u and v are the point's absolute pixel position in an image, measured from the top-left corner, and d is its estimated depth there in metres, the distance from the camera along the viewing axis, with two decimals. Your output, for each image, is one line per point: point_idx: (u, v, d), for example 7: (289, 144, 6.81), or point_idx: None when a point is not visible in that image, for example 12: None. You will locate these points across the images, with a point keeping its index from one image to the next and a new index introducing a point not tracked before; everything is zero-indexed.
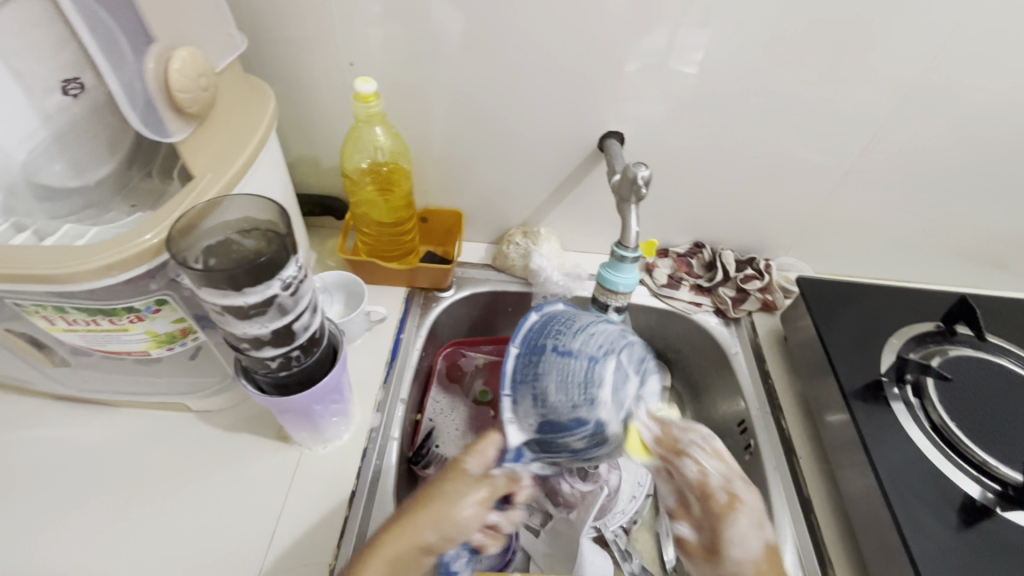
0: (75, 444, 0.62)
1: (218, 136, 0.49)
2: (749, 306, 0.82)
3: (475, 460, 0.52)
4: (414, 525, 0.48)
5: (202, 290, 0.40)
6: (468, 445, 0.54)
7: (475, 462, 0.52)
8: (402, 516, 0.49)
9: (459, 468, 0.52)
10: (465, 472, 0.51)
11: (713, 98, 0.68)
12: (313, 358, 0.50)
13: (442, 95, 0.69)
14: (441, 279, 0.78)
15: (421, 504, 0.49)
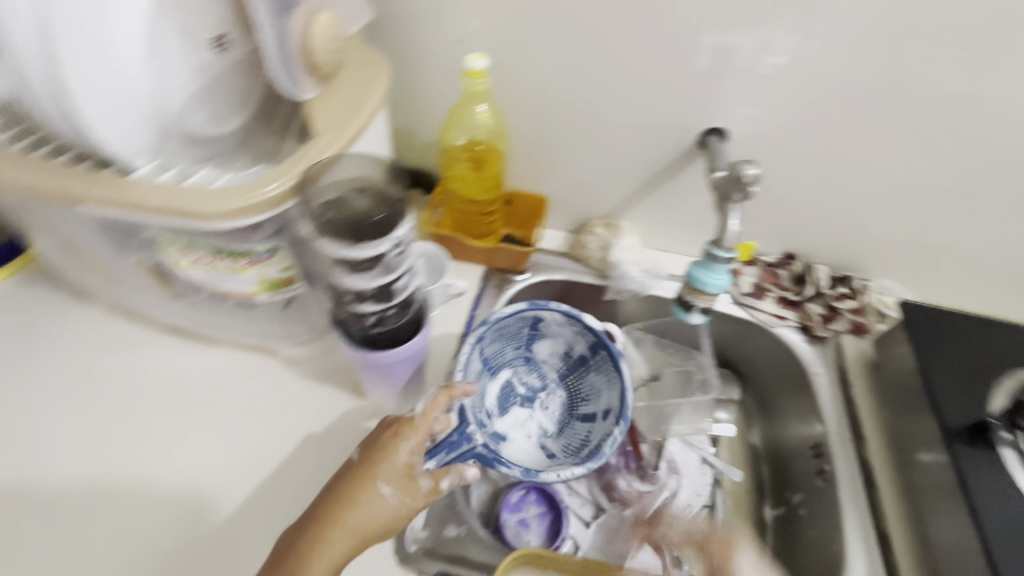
0: (180, 373, 0.68)
1: (337, 97, 0.51)
2: (839, 326, 0.77)
3: (389, 450, 0.52)
4: (345, 519, 0.49)
5: (325, 240, 0.43)
6: (395, 434, 0.53)
7: (395, 454, 0.52)
8: (322, 512, 0.50)
9: (371, 460, 0.52)
10: (383, 462, 0.51)
11: (830, 101, 0.64)
12: (405, 318, 0.54)
13: (544, 79, 0.69)
14: (519, 261, 0.79)
15: (343, 500, 0.50)
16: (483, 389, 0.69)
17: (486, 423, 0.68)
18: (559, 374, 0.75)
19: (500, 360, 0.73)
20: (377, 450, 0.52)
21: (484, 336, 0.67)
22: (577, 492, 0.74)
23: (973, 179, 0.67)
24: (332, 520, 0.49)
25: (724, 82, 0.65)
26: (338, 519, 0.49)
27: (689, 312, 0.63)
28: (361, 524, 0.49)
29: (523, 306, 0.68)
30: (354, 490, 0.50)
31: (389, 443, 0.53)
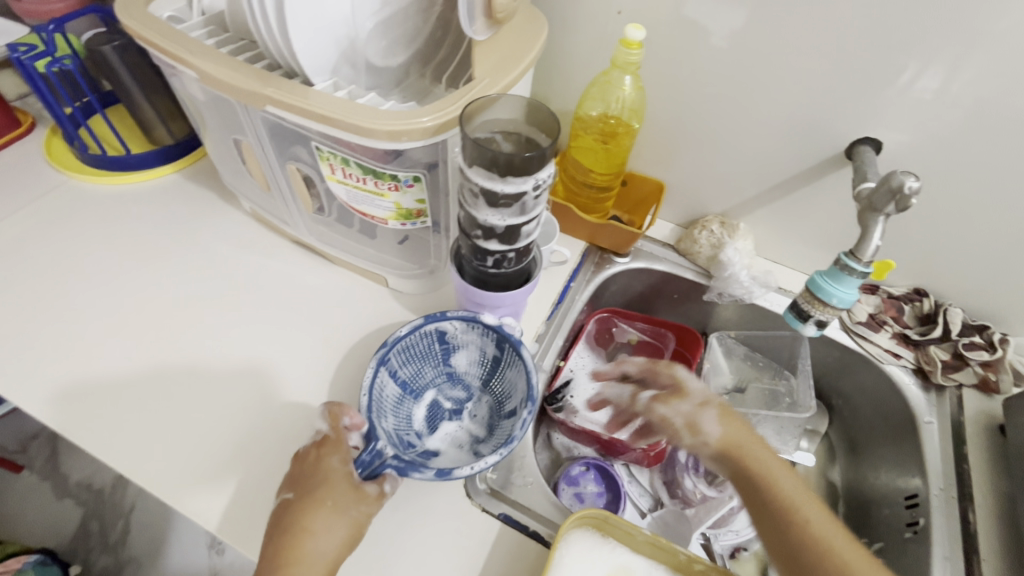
0: (300, 283, 0.75)
1: (501, 47, 0.53)
2: (962, 377, 0.70)
3: (321, 469, 0.51)
4: (306, 556, 0.47)
5: (474, 169, 0.46)
6: (319, 454, 0.51)
7: (327, 465, 0.51)
8: (277, 556, 0.47)
9: (305, 486, 0.50)
10: (319, 477, 0.50)
11: (1017, 130, 0.58)
12: (518, 266, 0.56)
13: (692, 64, 0.67)
14: (624, 244, 0.78)
15: (291, 537, 0.47)
16: (404, 413, 0.62)
17: (410, 446, 0.59)
18: (483, 382, 0.66)
19: (422, 381, 0.65)
20: (308, 473, 0.51)
21: (390, 361, 0.60)
22: (637, 482, 0.74)
23: None
24: (292, 558, 0.46)
25: (894, 92, 0.60)
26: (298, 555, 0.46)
27: (804, 322, 0.60)
28: (321, 551, 0.47)
29: (419, 321, 0.61)
30: (300, 520, 0.48)
31: (319, 460, 0.51)
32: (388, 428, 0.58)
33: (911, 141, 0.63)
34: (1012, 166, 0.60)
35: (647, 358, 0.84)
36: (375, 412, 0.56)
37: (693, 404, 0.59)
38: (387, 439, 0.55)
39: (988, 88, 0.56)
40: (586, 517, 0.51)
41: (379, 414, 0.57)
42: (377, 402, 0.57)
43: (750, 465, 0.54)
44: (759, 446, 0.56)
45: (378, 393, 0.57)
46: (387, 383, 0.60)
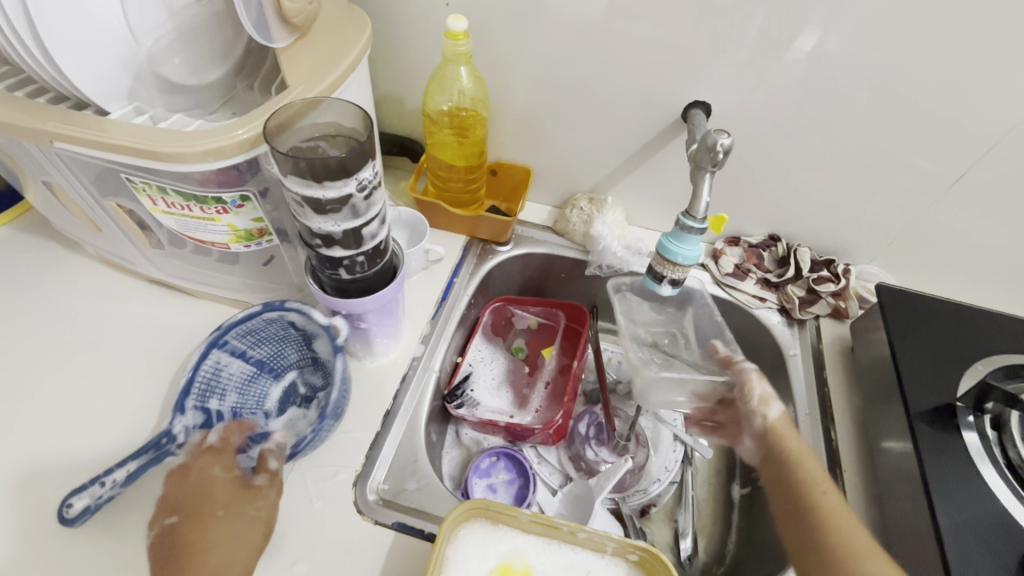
0: (160, 324, 0.69)
1: (315, 50, 0.52)
2: (817, 309, 0.77)
3: (199, 476, 0.50)
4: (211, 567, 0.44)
5: (289, 179, 0.43)
6: (191, 462, 0.50)
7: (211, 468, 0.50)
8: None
9: (188, 495, 0.48)
10: (203, 480, 0.49)
11: (813, 81, 0.64)
12: (375, 268, 0.52)
13: (528, 48, 0.69)
14: (501, 232, 0.79)
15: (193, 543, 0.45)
16: (255, 391, 0.60)
17: None
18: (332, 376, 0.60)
19: (284, 362, 0.63)
20: (191, 481, 0.49)
21: (229, 344, 0.59)
22: (547, 461, 0.76)
23: (963, 161, 0.67)
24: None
25: (715, 51, 0.64)
26: (203, 571, 0.44)
27: (660, 283, 0.62)
28: (226, 556, 0.46)
29: (256, 309, 0.58)
30: (199, 526, 0.46)
31: (196, 468, 0.50)
32: (219, 408, 0.57)
33: (740, 95, 0.68)
34: (827, 106, 0.66)
35: (543, 338, 0.86)
36: (198, 394, 0.55)
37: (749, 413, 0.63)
38: (204, 422, 0.55)
39: (818, 48, 0.62)
40: (471, 509, 0.51)
41: (209, 394, 0.57)
42: (212, 382, 0.57)
43: (788, 453, 0.58)
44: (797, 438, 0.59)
45: (209, 374, 0.57)
46: (230, 363, 0.59)
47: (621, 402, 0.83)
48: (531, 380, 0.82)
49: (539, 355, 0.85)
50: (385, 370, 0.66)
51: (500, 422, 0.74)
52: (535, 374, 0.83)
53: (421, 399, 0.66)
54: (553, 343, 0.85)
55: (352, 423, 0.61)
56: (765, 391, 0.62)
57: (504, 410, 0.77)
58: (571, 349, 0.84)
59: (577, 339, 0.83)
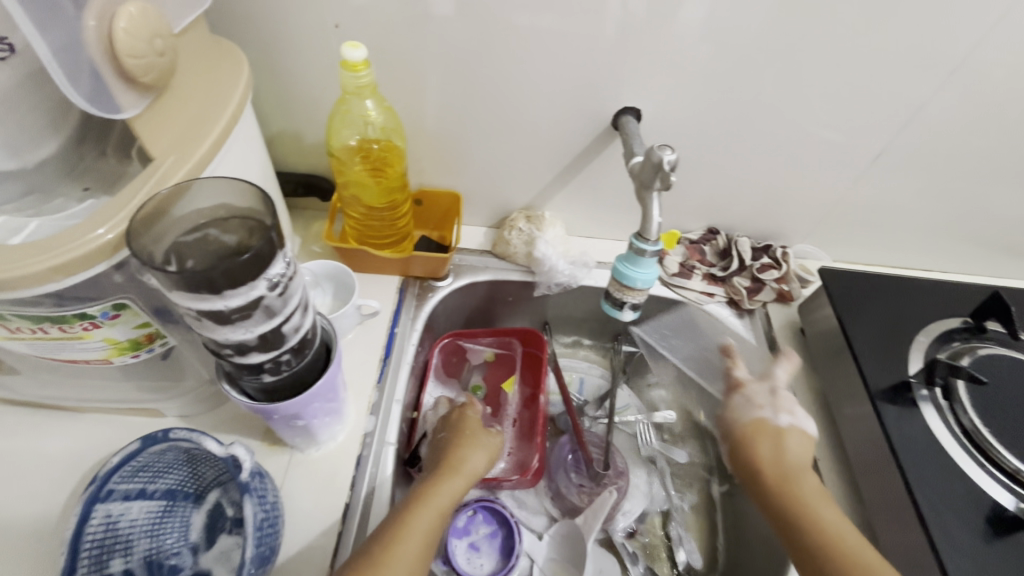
0: (23, 458, 0.54)
1: (180, 111, 0.42)
2: (764, 297, 0.77)
3: (473, 426, 0.63)
4: (448, 482, 0.54)
5: (175, 292, 0.33)
6: (463, 408, 0.66)
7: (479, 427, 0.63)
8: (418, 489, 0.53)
9: (462, 433, 0.61)
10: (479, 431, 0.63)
11: (736, 74, 0.63)
12: (306, 360, 0.44)
13: (438, 66, 0.62)
14: (438, 267, 0.72)
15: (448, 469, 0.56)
16: (171, 529, 0.48)
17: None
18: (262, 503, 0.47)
19: (204, 481, 0.51)
20: (474, 432, 0.62)
21: (118, 489, 0.46)
22: (526, 504, 0.72)
23: (878, 138, 0.69)
24: (429, 487, 0.53)
25: (641, 52, 0.61)
26: (433, 484, 0.53)
27: (621, 309, 0.59)
28: (463, 468, 0.56)
29: (134, 445, 0.46)
30: (458, 456, 0.58)
31: (470, 419, 0.64)
32: (125, 568, 0.45)
33: (669, 94, 0.65)
34: (754, 98, 0.65)
35: (501, 371, 0.80)
36: (89, 566, 0.43)
37: (727, 424, 0.58)
38: None
39: (728, 44, 0.60)
40: None
41: (107, 556, 0.45)
42: (106, 542, 0.45)
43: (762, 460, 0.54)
44: (771, 445, 0.54)
45: (99, 533, 0.44)
46: (127, 509, 0.46)
47: (592, 422, 0.80)
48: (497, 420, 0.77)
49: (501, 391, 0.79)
50: (335, 455, 0.57)
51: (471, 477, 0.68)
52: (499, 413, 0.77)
53: (381, 479, 0.58)
54: (514, 376, 0.79)
55: (307, 528, 0.53)
56: (762, 394, 0.58)
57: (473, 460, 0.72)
58: (533, 379, 0.78)
59: (538, 368, 0.78)
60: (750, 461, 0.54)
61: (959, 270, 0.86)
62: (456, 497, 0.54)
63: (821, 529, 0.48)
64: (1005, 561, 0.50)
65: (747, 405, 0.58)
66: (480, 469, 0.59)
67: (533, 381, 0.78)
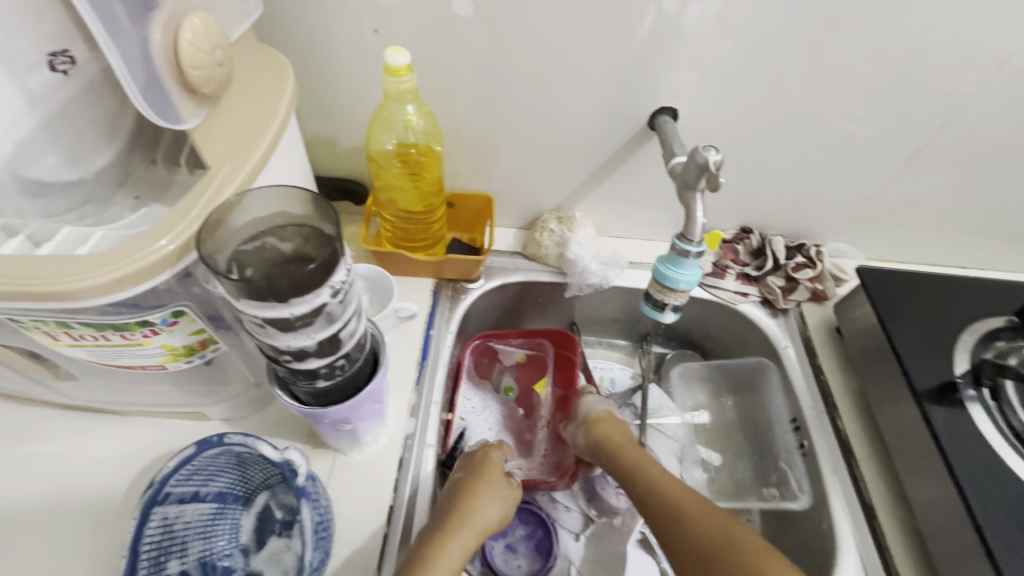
0: (77, 461, 0.55)
1: (234, 119, 0.43)
2: (799, 296, 0.76)
3: (493, 470, 0.59)
4: (456, 539, 0.51)
5: (242, 300, 0.34)
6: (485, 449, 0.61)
7: (496, 471, 0.59)
8: (426, 545, 0.50)
9: (480, 476, 0.57)
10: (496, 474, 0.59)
11: (775, 72, 0.62)
12: (358, 364, 0.45)
13: (474, 69, 0.62)
14: (471, 269, 0.72)
15: (458, 521, 0.53)
16: (222, 532, 0.49)
17: None
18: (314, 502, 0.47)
19: (252, 483, 0.51)
20: (492, 476, 0.58)
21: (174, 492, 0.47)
22: (560, 502, 0.71)
23: (918, 135, 0.68)
24: (437, 543, 0.50)
25: (678, 52, 0.61)
26: (441, 541, 0.51)
27: (662, 311, 0.59)
28: (476, 520, 0.53)
29: (189, 450, 0.48)
30: (469, 506, 0.54)
31: (492, 461, 0.60)
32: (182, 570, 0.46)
33: (705, 95, 0.65)
34: (792, 96, 0.65)
35: (531, 371, 0.80)
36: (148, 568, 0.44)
37: (580, 418, 0.68)
38: None
39: (768, 42, 0.60)
40: None
41: (164, 558, 0.45)
42: (163, 545, 0.45)
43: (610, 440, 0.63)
44: (613, 425, 0.65)
45: (157, 536, 0.45)
46: (182, 511, 0.47)
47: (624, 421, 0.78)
48: (528, 420, 0.77)
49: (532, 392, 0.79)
50: (376, 457, 0.58)
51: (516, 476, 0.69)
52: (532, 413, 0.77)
53: (424, 481, 0.59)
54: (546, 376, 0.79)
55: (353, 531, 0.53)
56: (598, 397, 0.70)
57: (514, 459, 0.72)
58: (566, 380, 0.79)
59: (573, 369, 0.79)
60: (607, 438, 0.63)
61: (996, 266, 0.85)
62: (464, 555, 0.51)
63: (650, 487, 0.57)
64: None
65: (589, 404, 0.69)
66: (494, 520, 0.55)
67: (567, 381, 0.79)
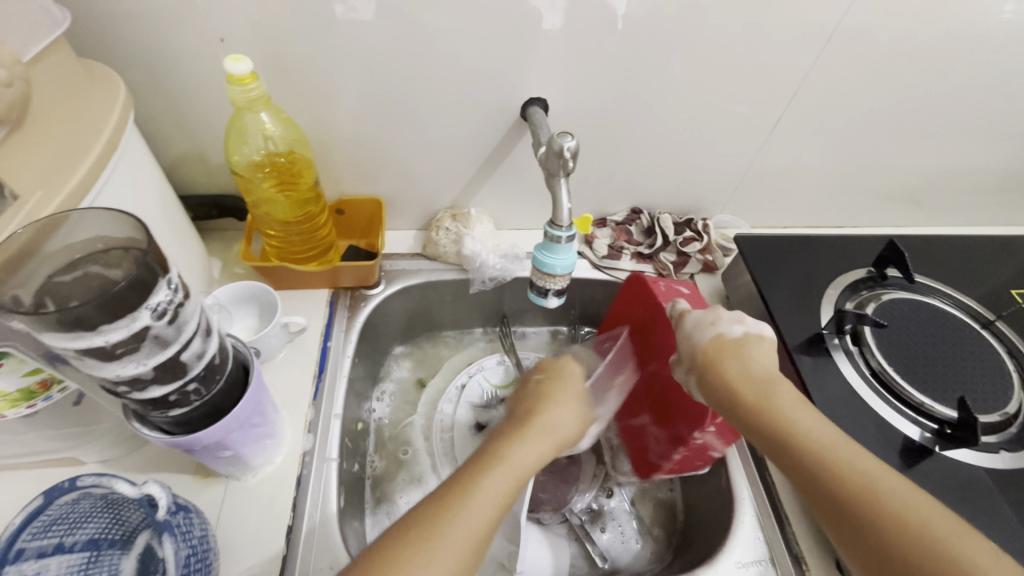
0: None
1: (46, 143, 0.40)
2: (690, 269, 0.80)
3: (546, 418, 0.51)
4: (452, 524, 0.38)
5: (47, 335, 0.32)
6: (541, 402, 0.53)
7: (558, 421, 0.51)
8: (410, 527, 0.38)
9: (528, 427, 0.49)
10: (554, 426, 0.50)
11: (637, 58, 0.65)
12: (218, 386, 0.43)
13: (340, 73, 0.61)
14: (367, 275, 0.71)
15: (492, 462, 0.44)
16: None
17: None
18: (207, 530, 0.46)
19: (128, 525, 0.48)
20: (546, 424, 0.50)
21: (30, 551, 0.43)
22: None
23: (775, 107, 0.72)
24: (421, 531, 0.38)
25: (542, 45, 0.62)
26: (428, 526, 0.38)
27: (546, 297, 0.60)
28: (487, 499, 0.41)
29: (38, 502, 0.44)
30: (507, 448, 0.46)
31: (545, 412, 0.51)
32: None
33: (573, 82, 0.66)
34: (658, 80, 0.67)
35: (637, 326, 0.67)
36: None
37: (688, 360, 0.52)
38: None
39: (625, 30, 0.62)
40: None
41: None
42: None
43: (728, 377, 0.48)
44: (737, 358, 0.49)
45: None
46: (44, 566, 0.43)
47: None
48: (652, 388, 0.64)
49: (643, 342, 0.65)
50: (273, 477, 0.56)
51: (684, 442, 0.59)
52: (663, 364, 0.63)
53: (325, 495, 0.57)
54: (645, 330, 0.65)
55: (249, 558, 0.51)
56: (710, 316, 0.53)
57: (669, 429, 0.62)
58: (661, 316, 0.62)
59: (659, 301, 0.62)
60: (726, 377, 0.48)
61: (863, 222, 0.93)
62: (504, 500, 0.42)
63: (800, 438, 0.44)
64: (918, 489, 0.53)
65: (698, 328, 0.52)
66: (568, 433, 0.52)
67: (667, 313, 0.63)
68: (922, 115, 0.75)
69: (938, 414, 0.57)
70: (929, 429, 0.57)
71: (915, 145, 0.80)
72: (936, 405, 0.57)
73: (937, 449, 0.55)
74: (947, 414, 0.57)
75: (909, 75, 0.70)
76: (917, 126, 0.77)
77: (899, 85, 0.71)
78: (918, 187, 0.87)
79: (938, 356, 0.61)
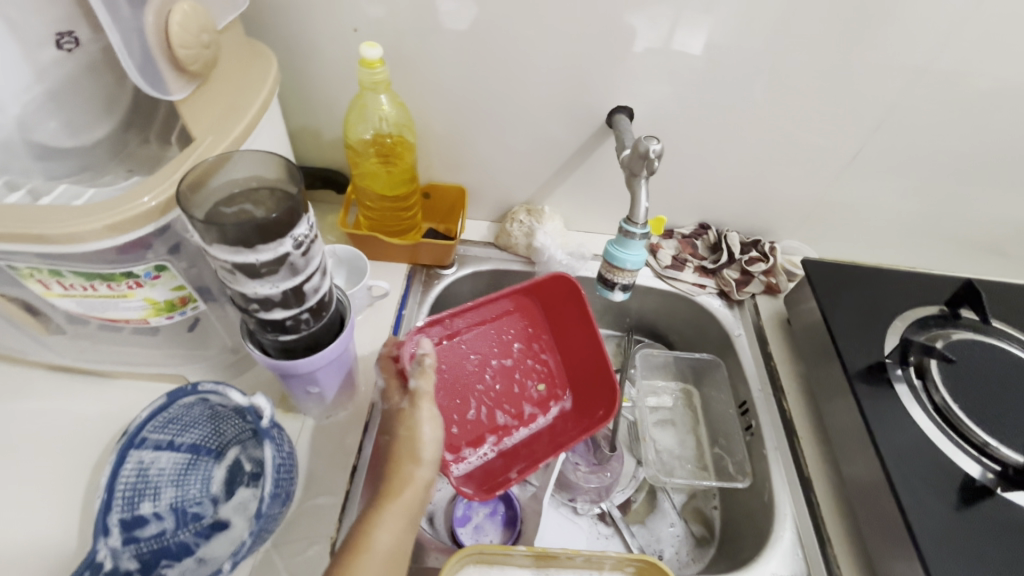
0: (63, 410, 0.58)
1: (217, 99, 0.48)
2: (753, 288, 0.81)
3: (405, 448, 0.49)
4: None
5: (213, 246, 0.39)
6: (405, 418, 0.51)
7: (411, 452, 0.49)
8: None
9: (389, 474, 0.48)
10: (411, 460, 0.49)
11: (724, 78, 0.68)
12: (322, 322, 0.49)
13: (447, 69, 0.68)
14: (444, 255, 0.76)
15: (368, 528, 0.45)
16: (195, 478, 0.53)
17: (194, 520, 0.51)
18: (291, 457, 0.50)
19: (224, 438, 0.55)
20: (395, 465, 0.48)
21: (149, 441, 0.51)
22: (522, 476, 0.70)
23: (856, 138, 0.73)
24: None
25: (635, 59, 0.66)
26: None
27: (611, 290, 0.64)
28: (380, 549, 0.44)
29: (162, 401, 0.51)
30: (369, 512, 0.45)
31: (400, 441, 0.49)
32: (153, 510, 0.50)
33: (660, 95, 0.70)
34: (742, 102, 0.70)
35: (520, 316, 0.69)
36: (123, 505, 0.48)
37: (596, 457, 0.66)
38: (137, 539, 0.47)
39: (715, 50, 0.65)
40: (467, 555, 0.52)
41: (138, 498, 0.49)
42: (137, 488, 0.49)
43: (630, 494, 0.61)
44: None
45: (134, 477, 0.49)
46: (157, 457, 0.51)
47: None
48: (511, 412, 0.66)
49: (504, 336, 0.69)
50: (342, 422, 0.62)
51: (488, 435, 0.66)
52: (533, 375, 0.70)
53: None
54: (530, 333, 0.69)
55: (318, 487, 0.57)
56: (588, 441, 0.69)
57: (500, 415, 0.67)
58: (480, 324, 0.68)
59: (583, 306, 0.68)
60: None
61: (941, 266, 0.90)
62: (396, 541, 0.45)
63: None
64: (974, 527, 0.52)
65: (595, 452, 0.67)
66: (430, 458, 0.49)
67: (575, 336, 0.69)
68: (1017, 161, 0.74)
69: (1003, 456, 0.56)
70: (991, 469, 0.56)
71: (1005, 192, 0.78)
72: (1002, 448, 0.56)
73: (998, 490, 0.55)
74: (1014, 457, 0.56)
75: (1003, 118, 0.69)
76: (1010, 172, 0.75)
77: (993, 127, 0.70)
78: (1004, 236, 0.84)
79: (1010, 399, 0.60)
